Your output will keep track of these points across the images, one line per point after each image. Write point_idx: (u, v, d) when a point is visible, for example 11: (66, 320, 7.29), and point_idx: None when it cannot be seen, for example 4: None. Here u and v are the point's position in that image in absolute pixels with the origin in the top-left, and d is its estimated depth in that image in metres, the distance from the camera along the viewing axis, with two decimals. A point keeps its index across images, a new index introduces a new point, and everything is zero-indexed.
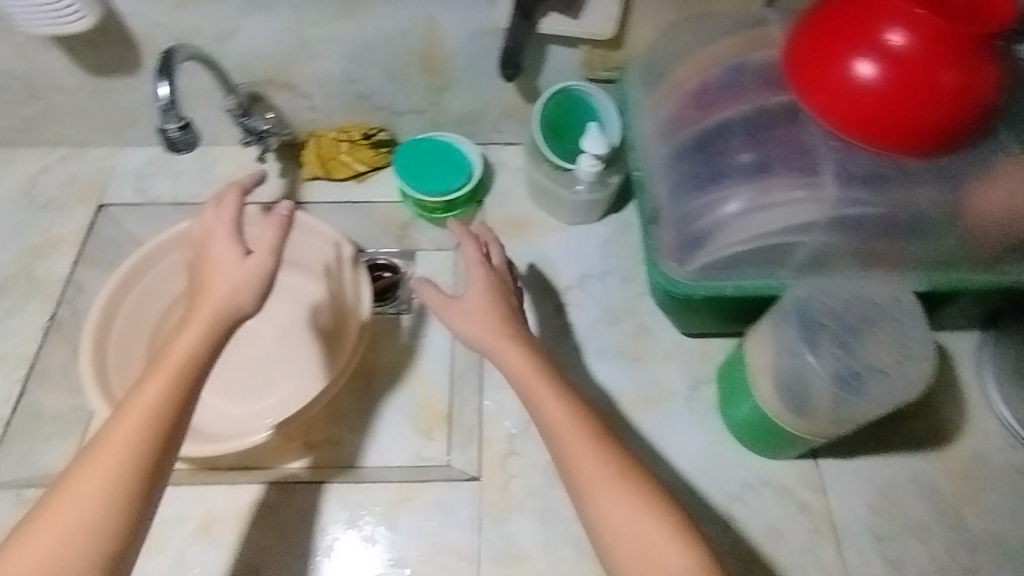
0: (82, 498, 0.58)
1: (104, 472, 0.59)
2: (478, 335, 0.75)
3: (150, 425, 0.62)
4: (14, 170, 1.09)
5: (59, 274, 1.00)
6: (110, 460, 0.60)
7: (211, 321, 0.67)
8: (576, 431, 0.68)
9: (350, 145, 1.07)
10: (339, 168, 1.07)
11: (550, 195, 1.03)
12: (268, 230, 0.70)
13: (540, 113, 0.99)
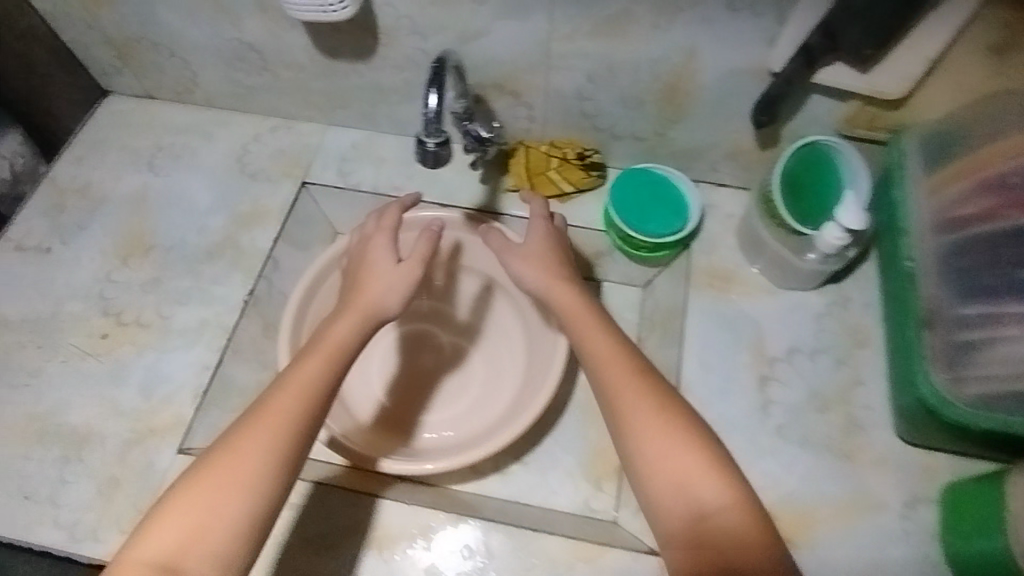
0: (228, 476, 0.65)
1: (251, 451, 0.67)
2: (535, 277, 0.80)
3: (302, 403, 0.70)
4: (229, 135, 1.12)
5: (262, 249, 1.01)
6: (275, 417, 0.69)
7: (366, 310, 0.78)
8: (640, 399, 0.68)
9: (561, 164, 1.01)
10: (544, 185, 1.02)
11: (771, 255, 0.93)
12: (421, 243, 0.83)
13: (782, 168, 0.89)
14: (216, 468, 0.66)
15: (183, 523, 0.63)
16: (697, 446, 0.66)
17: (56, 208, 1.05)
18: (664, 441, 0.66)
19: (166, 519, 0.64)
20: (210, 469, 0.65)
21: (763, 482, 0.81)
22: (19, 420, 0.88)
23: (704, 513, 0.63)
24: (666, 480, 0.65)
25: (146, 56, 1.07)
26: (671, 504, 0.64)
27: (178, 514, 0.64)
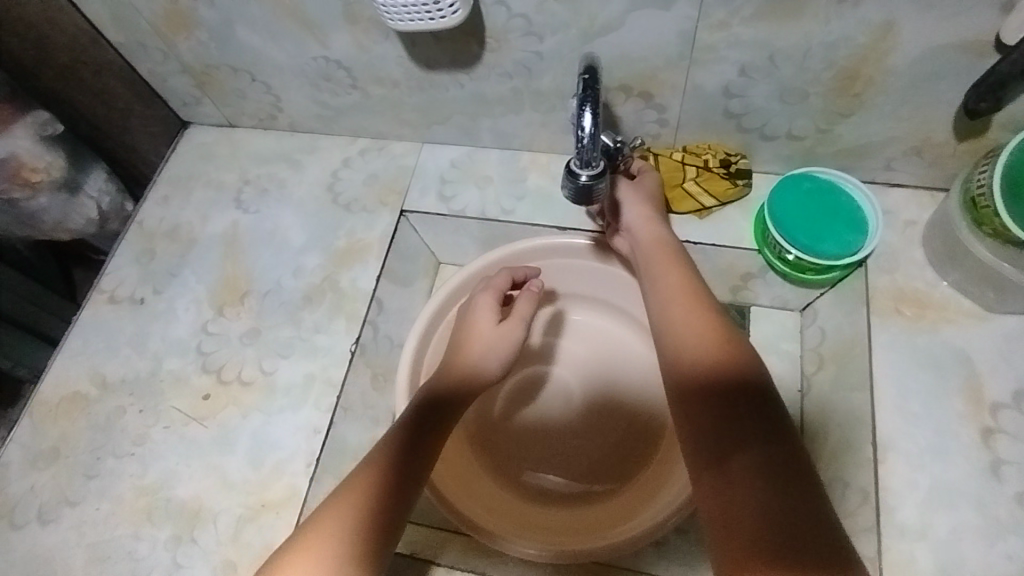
0: (326, 539, 0.54)
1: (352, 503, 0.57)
2: (636, 215, 0.80)
3: (378, 489, 0.58)
4: (317, 162, 1.02)
5: (365, 290, 0.90)
6: (349, 503, 0.57)
7: (467, 368, 0.72)
8: (686, 324, 0.65)
9: (702, 174, 0.85)
10: (682, 199, 0.86)
11: (985, 273, 0.76)
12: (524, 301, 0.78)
13: (1004, 163, 0.70)
14: (313, 538, 0.54)
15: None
16: (726, 375, 0.60)
17: (147, 254, 0.98)
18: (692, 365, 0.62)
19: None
20: (292, 556, 0.53)
21: (1007, 569, 0.66)
22: (126, 496, 0.81)
23: (737, 441, 0.55)
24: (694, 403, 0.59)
25: (225, 83, 0.98)
26: (700, 429, 0.57)
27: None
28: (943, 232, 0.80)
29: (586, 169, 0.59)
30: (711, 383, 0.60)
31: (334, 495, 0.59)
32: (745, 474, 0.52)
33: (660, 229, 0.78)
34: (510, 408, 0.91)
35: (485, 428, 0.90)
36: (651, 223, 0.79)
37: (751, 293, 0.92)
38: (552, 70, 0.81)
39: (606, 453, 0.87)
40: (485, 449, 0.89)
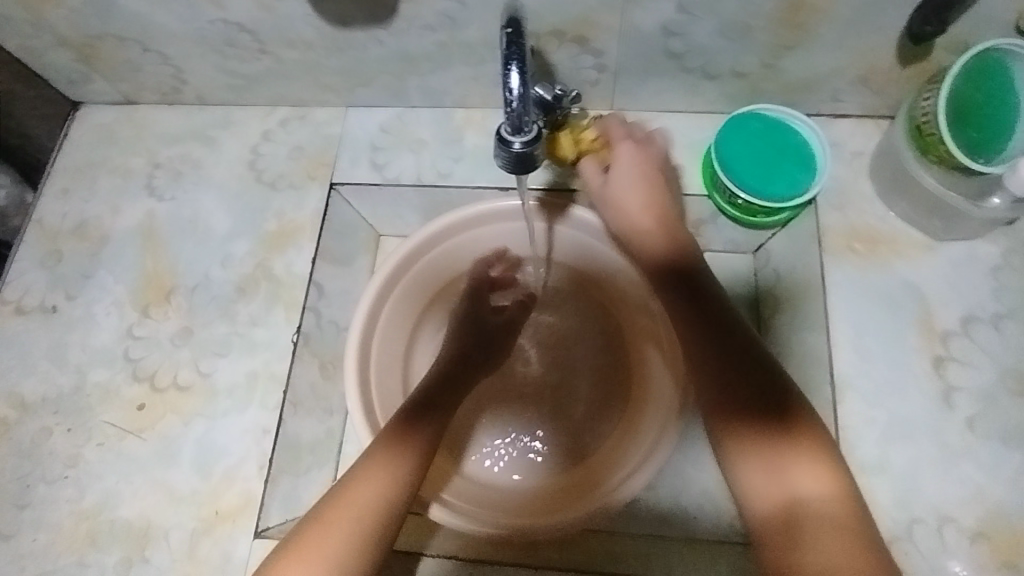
0: (378, 481, 0.60)
1: (396, 454, 0.63)
2: (625, 194, 0.74)
3: (402, 458, 0.63)
4: (234, 138, 0.93)
5: (302, 274, 0.84)
6: (375, 474, 0.61)
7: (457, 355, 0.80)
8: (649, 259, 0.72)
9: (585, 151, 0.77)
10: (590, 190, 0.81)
11: (932, 202, 0.76)
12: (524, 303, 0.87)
13: (948, 89, 0.69)
14: (362, 482, 0.60)
15: (330, 537, 0.56)
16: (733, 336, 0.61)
17: (52, 257, 0.89)
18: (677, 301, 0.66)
19: (319, 537, 0.56)
20: (314, 527, 0.57)
21: (964, 494, 0.68)
22: (66, 523, 0.75)
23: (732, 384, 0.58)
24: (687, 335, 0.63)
25: (114, 56, 0.87)
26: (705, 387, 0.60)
27: (323, 532, 0.56)
28: (891, 163, 0.79)
29: (519, 135, 0.53)
30: (697, 319, 0.63)
31: (381, 441, 0.64)
32: (755, 401, 0.57)
33: (661, 201, 0.74)
34: (476, 401, 0.87)
35: (455, 424, 0.85)
36: (646, 209, 0.73)
37: (704, 240, 0.89)
38: (478, 19, 0.74)
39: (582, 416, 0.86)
40: (454, 446, 0.83)
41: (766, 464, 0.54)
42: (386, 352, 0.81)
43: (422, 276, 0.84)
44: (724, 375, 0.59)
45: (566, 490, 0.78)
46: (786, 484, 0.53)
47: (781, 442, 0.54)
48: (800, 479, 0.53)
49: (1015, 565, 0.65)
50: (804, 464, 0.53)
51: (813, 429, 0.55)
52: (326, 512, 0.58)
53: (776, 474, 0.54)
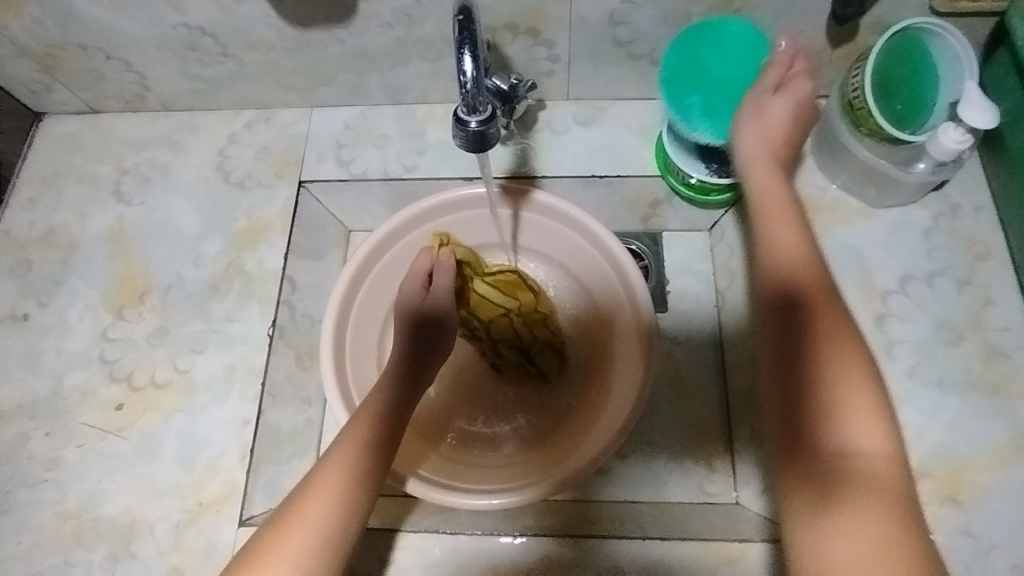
0: (317, 502, 0.58)
1: (347, 456, 0.61)
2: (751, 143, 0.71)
3: (344, 481, 0.60)
4: (200, 142, 0.94)
5: (275, 270, 0.86)
6: (315, 498, 0.59)
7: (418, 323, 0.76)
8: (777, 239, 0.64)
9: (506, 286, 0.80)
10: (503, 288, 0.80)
11: (867, 171, 0.81)
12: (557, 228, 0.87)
13: (872, 64, 0.74)
14: (307, 502, 0.59)
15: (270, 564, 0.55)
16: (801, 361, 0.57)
17: (22, 265, 0.89)
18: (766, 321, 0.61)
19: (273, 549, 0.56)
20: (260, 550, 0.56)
21: (906, 437, 0.73)
22: (49, 523, 0.76)
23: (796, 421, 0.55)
24: (773, 377, 0.58)
25: (76, 64, 0.88)
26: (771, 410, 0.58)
27: (277, 544, 0.57)
28: (827, 137, 0.84)
29: (474, 115, 0.57)
30: (783, 363, 0.58)
31: (326, 457, 0.62)
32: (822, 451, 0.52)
33: (796, 229, 0.65)
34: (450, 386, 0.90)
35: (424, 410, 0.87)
36: (783, 219, 0.66)
37: (661, 220, 0.92)
38: (434, 15, 0.77)
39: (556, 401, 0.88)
40: (426, 427, 0.86)
41: (831, 516, 0.49)
42: (360, 340, 0.84)
43: (390, 265, 0.87)
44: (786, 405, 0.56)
45: (537, 461, 0.81)
46: (851, 532, 0.47)
47: (838, 490, 0.50)
48: (851, 537, 0.47)
49: (957, 499, 0.70)
50: (875, 506, 0.48)
51: (894, 472, 0.50)
52: (278, 524, 0.58)
53: (834, 526, 0.49)
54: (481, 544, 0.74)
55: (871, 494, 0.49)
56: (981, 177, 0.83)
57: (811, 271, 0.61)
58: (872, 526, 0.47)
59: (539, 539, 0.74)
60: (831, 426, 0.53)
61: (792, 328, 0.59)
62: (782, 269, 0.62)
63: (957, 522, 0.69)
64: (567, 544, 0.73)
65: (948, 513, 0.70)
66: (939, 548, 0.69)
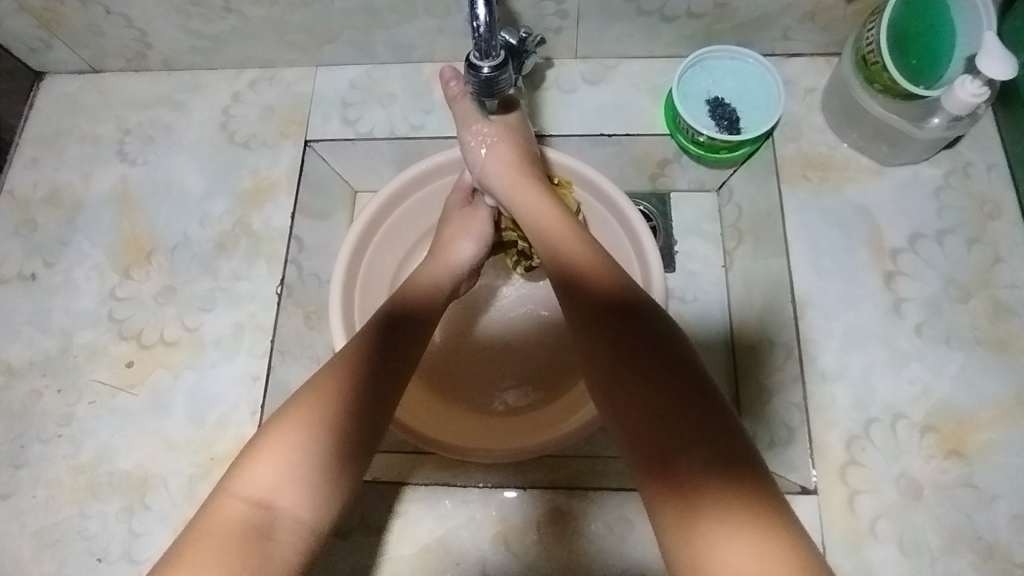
0: (286, 451, 0.50)
1: (355, 369, 0.56)
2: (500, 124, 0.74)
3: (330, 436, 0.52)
4: (204, 101, 0.93)
5: (282, 229, 0.86)
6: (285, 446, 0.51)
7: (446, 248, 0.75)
8: (524, 205, 0.69)
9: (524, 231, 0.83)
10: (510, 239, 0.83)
11: (879, 128, 0.80)
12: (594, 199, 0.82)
13: (887, 17, 0.73)
14: (276, 450, 0.50)
15: (217, 534, 0.47)
16: (629, 336, 0.53)
17: (27, 225, 0.89)
18: (601, 333, 0.55)
19: (273, 456, 0.50)
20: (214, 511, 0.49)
21: (912, 393, 0.74)
22: (64, 477, 0.77)
23: (652, 427, 0.48)
24: (614, 394, 0.51)
25: (76, 21, 0.86)
26: (630, 427, 0.49)
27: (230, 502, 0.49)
28: (839, 94, 0.83)
29: (486, 60, 0.56)
30: (610, 349, 0.53)
31: (301, 398, 0.53)
32: (673, 438, 0.47)
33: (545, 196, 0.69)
34: (458, 337, 0.86)
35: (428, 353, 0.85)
36: (533, 191, 0.70)
37: (670, 180, 0.91)
38: None
39: (551, 367, 0.84)
40: (430, 376, 0.84)
41: (688, 498, 0.44)
42: (368, 299, 0.83)
43: (394, 225, 0.86)
44: (653, 413, 0.48)
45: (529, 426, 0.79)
46: (718, 528, 0.43)
47: (702, 479, 0.45)
48: (717, 532, 0.43)
49: (960, 452, 0.72)
50: (729, 491, 0.44)
51: (740, 453, 0.46)
52: (276, 429, 0.52)
53: (700, 514, 0.43)
54: (489, 498, 0.76)
55: (735, 486, 0.44)
56: (995, 135, 0.82)
57: (567, 229, 0.64)
58: (714, 511, 0.43)
59: (545, 492, 0.76)
60: (673, 402, 0.48)
61: (616, 318, 0.55)
62: (577, 270, 0.60)
63: (960, 475, 0.71)
64: (572, 496, 0.75)
65: (952, 466, 0.71)
66: (942, 499, 0.70)
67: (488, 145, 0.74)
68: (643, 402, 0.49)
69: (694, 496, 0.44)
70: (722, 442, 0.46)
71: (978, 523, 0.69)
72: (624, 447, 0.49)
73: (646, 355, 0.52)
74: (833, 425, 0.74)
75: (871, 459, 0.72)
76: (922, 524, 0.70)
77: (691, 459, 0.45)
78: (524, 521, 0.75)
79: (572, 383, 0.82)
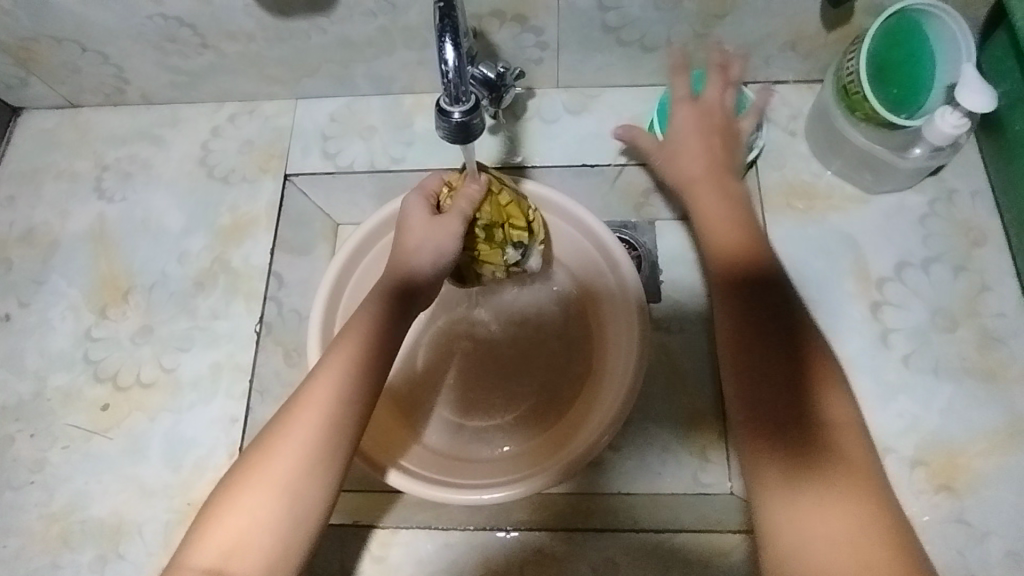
0: (239, 519, 0.52)
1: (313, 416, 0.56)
2: (682, 121, 0.76)
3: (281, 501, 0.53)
4: (182, 136, 0.92)
5: (260, 266, 0.85)
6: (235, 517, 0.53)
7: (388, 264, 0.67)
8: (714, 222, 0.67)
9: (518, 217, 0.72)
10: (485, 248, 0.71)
11: (861, 156, 0.80)
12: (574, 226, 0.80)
13: (867, 47, 0.73)
14: (225, 521, 0.52)
15: None
16: (773, 326, 0.57)
17: (1, 265, 0.87)
18: (736, 314, 0.59)
19: (229, 521, 0.52)
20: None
21: (901, 426, 0.73)
22: (36, 526, 0.75)
23: (777, 413, 0.53)
24: (747, 375, 0.55)
25: (52, 58, 0.86)
26: (757, 408, 0.53)
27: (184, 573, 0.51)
28: (821, 121, 0.82)
29: (457, 106, 0.55)
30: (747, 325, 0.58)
31: (250, 466, 0.54)
32: (800, 426, 0.52)
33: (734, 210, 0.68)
34: (439, 362, 0.86)
35: (405, 375, 0.85)
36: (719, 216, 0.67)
37: (653, 209, 0.90)
38: (418, 3, 0.76)
39: (550, 395, 0.83)
40: (405, 402, 0.83)
41: (801, 478, 0.49)
42: None
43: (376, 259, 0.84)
44: (781, 400, 0.53)
45: (527, 457, 0.76)
46: (824, 513, 0.47)
47: (819, 466, 0.50)
48: (828, 514, 0.47)
49: (952, 486, 0.70)
50: (842, 483, 0.49)
51: (858, 453, 0.51)
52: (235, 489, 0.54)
53: (813, 496, 0.48)
54: (473, 540, 0.74)
55: (842, 476, 0.49)
56: (978, 161, 0.82)
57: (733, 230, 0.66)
58: (831, 495, 0.48)
59: (531, 532, 0.74)
60: (799, 396, 0.53)
61: (761, 305, 0.59)
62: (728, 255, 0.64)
63: (952, 510, 0.69)
64: (559, 537, 0.73)
65: (943, 501, 0.70)
66: (933, 535, 0.69)
67: (687, 114, 0.76)
68: (778, 386, 0.54)
69: (805, 479, 0.49)
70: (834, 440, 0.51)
71: (970, 560, 0.68)
72: (741, 427, 0.54)
73: (778, 344, 0.56)
74: None
75: None
76: None
77: (813, 448, 0.51)
78: (510, 565, 0.73)
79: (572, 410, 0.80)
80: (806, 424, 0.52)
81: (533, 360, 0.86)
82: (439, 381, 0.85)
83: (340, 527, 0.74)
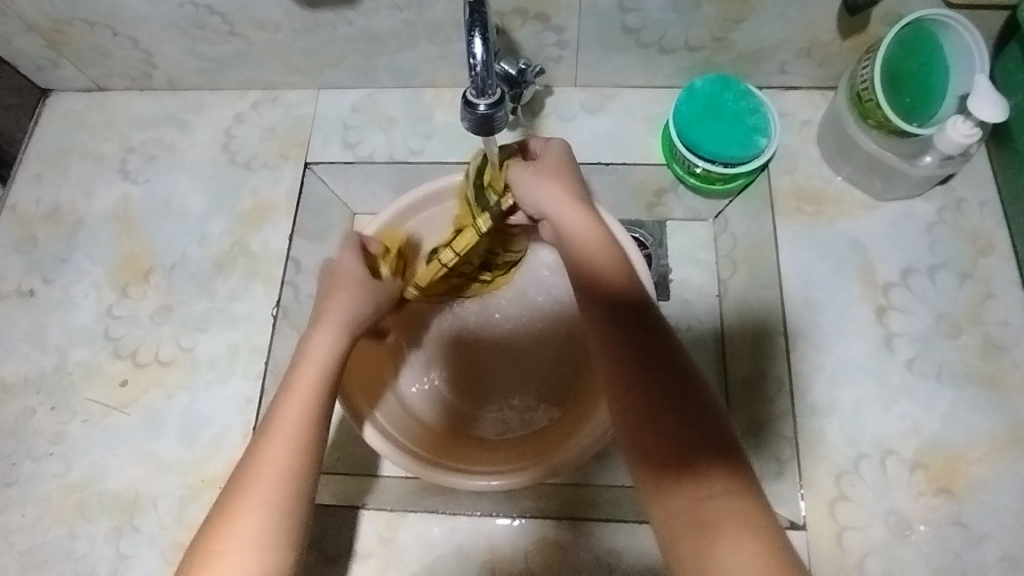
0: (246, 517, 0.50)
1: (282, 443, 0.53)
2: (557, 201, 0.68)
3: (279, 494, 0.51)
4: (206, 121, 0.94)
5: (279, 251, 0.87)
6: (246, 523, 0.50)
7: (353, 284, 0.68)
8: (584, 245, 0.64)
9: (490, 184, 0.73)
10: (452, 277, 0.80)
11: (871, 163, 0.81)
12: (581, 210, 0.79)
13: (881, 56, 0.75)
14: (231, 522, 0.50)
15: None
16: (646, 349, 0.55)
17: (27, 241, 0.89)
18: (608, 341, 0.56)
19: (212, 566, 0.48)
20: None
21: (903, 428, 0.74)
22: (54, 496, 0.77)
23: (670, 441, 0.50)
24: (636, 410, 0.52)
25: (83, 42, 0.88)
26: (645, 430, 0.51)
27: None
28: (833, 128, 0.84)
29: (482, 98, 0.57)
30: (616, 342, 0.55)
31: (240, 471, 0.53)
32: (700, 452, 0.49)
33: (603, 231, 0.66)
34: (450, 355, 0.85)
35: (415, 370, 0.84)
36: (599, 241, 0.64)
37: (666, 208, 0.91)
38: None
39: (549, 385, 0.83)
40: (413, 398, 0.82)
41: (704, 509, 0.47)
42: None
43: None
44: (671, 432, 0.50)
45: (530, 447, 0.76)
46: (733, 542, 0.45)
47: (717, 494, 0.47)
48: (738, 546, 0.44)
49: (951, 489, 0.72)
50: (741, 514, 0.46)
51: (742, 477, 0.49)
52: (215, 532, 0.49)
53: (714, 532, 0.46)
54: (479, 526, 0.75)
55: (737, 503, 0.47)
56: (987, 171, 0.83)
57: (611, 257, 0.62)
58: (731, 529, 0.45)
59: (538, 519, 0.75)
60: (689, 423, 0.50)
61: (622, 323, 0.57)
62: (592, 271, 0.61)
63: (950, 513, 0.71)
64: (565, 526, 0.75)
65: (941, 504, 0.71)
66: (931, 537, 0.70)
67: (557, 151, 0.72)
68: (664, 417, 0.51)
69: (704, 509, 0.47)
70: (735, 463, 0.49)
71: (966, 562, 0.69)
72: (636, 459, 0.51)
73: (654, 367, 0.53)
74: (823, 459, 0.74)
75: (860, 494, 0.72)
76: (911, 562, 0.70)
77: (711, 476, 0.48)
78: (515, 551, 0.75)
79: (576, 399, 0.80)
80: (701, 447, 0.49)
81: (534, 350, 0.85)
82: (438, 369, 0.84)
83: (349, 509, 0.76)
